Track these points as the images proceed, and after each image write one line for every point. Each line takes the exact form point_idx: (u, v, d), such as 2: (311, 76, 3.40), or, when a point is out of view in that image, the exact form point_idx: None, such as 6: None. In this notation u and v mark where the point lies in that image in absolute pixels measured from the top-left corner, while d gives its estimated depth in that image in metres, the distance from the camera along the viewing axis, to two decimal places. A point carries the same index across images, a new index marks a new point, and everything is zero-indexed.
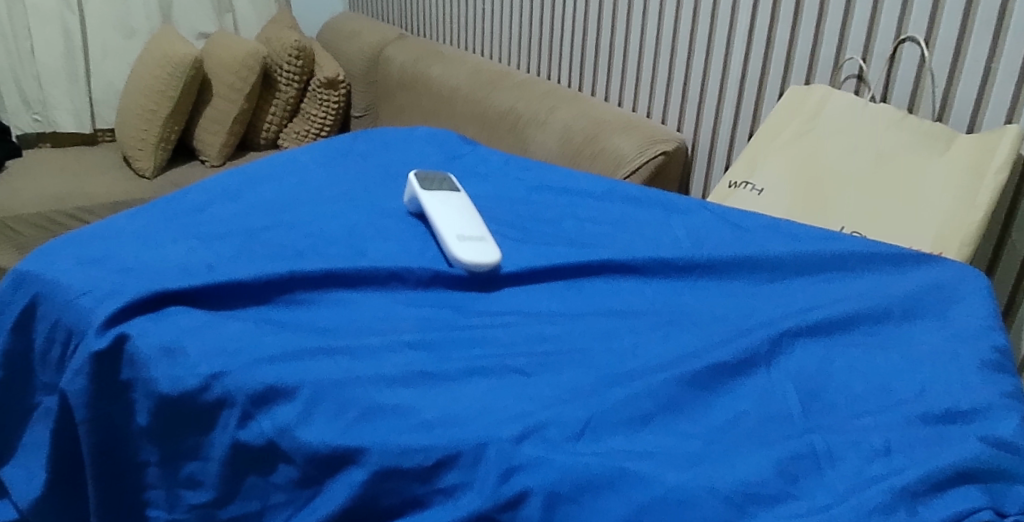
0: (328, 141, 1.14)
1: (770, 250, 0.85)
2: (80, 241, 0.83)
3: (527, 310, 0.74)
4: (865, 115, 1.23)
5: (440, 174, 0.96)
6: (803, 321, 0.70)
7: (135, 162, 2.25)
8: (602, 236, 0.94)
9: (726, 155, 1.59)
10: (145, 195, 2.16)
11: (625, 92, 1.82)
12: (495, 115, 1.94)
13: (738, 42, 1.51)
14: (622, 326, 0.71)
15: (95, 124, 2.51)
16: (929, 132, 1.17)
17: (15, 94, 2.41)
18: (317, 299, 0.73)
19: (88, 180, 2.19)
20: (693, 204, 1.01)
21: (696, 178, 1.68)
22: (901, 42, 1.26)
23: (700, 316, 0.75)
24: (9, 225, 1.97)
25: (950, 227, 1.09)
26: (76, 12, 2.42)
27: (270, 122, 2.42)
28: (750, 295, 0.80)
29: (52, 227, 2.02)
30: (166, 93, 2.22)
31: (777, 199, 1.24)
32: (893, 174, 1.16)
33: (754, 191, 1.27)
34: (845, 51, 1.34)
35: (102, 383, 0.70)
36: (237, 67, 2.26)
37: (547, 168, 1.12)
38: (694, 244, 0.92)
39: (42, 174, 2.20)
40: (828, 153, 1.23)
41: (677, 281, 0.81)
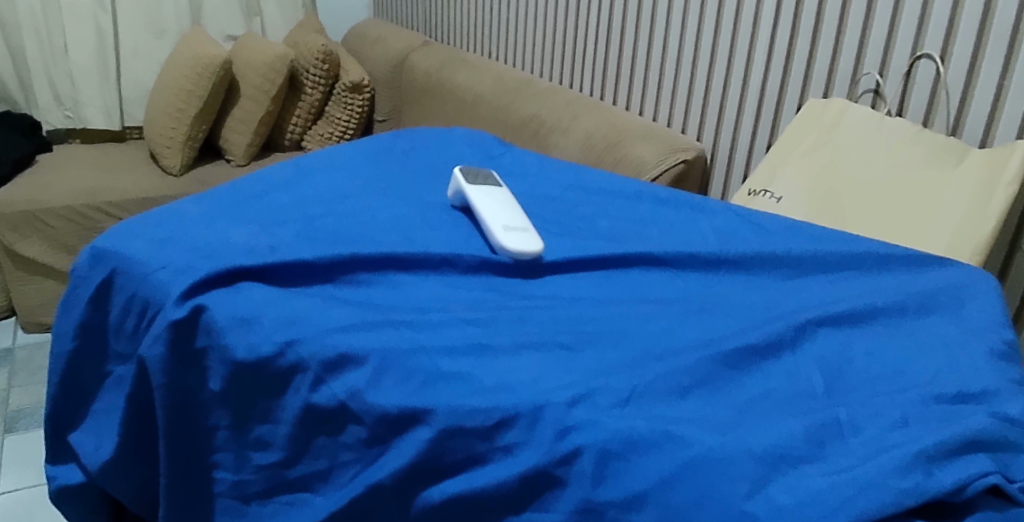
0: (371, 140, 1.22)
1: (791, 250, 0.92)
2: (150, 224, 0.89)
3: (568, 295, 0.81)
4: (883, 128, 1.29)
5: (482, 171, 1.04)
6: (825, 312, 0.77)
7: (163, 159, 2.32)
8: (636, 233, 1.00)
9: (744, 166, 1.66)
10: (176, 192, 2.23)
11: (647, 101, 1.88)
12: (518, 121, 2.01)
13: (759, 54, 1.58)
14: (660, 308, 0.77)
15: (124, 122, 2.62)
16: (943, 147, 1.23)
17: (47, 90, 2.50)
18: (376, 278, 0.79)
19: (118, 175, 2.26)
20: (718, 206, 1.09)
21: (714, 186, 1.74)
22: (917, 59, 1.32)
23: (728, 304, 0.81)
24: (41, 218, 2.05)
25: (962, 235, 1.15)
26: (109, 11, 2.50)
27: (295, 124, 2.50)
28: (774, 289, 0.87)
29: (84, 222, 2.10)
30: (196, 93, 2.29)
31: (795, 206, 1.32)
32: (910, 183, 1.22)
33: (772, 198, 1.34)
34: (862, 66, 1.41)
35: (179, 352, 0.75)
36: (266, 69, 2.33)
37: (579, 174, 1.19)
38: (722, 242, 0.98)
39: (74, 168, 2.28)
40: (845, 163, 1.30)
41: (705, 273, 0.88)
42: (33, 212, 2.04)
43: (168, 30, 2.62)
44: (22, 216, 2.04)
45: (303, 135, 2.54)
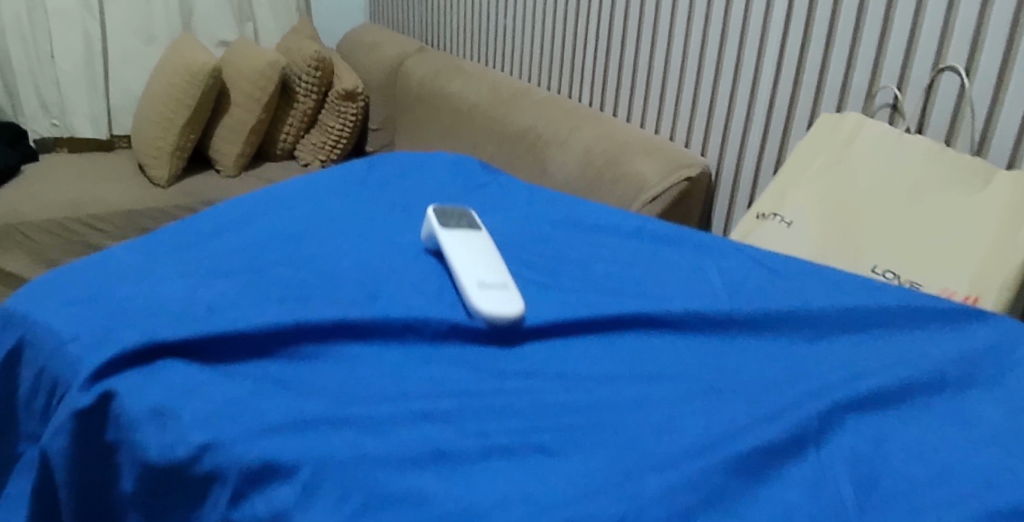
0: (345, 168, 1.12)
1: (808, 306, 0.81)
2: (74, 278, 0.78)
3: (552, 370, 0.68)
4: (901, 147, 1.22)
5: (459, 209, 0.92)
6: (851, 391, 0.66)
7: (151, 170, 2.20)
8: (635, 280, 0.89)
9: (751, 185, 1.55)
10: (162, 204, 2.12)
11: (648, 113, 1.77)
12: (514, 132, 1.89)
13: (768, 65, 1.47)
14: (657, 388, 0.66)
15: (113, 130, 2.51)
16: (966, 166, 1.15)
17: (33, 98, 2.39)
18: (323, 352, 0.67)
19: (103, 187, 2.14)
20: (728, 246, 0.98)
21: (718, 207, 1.64)
22: (940, 71, 1.22)
23: (739, 377, 0.70)
24: (22, 230, 1.91)
25: (987, 270, 1.08)
26: (97, 17, 2.40)
27: (287, 132, 2.38)
28: (789, 353, 0.75)
29: (67, 235, 1.95)
30: (183, 102, 2.18)
31: (807, 231, 1.25)
32: (930, 208, 1.16)
33: (783, 223, 1.27)
34: (879, 79, 1.31)
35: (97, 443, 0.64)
36: (257, 77, 2.22)
37: (569, 205, 1.08)
38: (732, 292, 0.86)
39: (57, 179, 2.16)
40: (862, 185, 1.23)
41: (713, 336, 0.77)
42: (16, 225, 1.92)
43: (159, 37, 2.52)
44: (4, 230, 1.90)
45: (296, 144, 2.42)
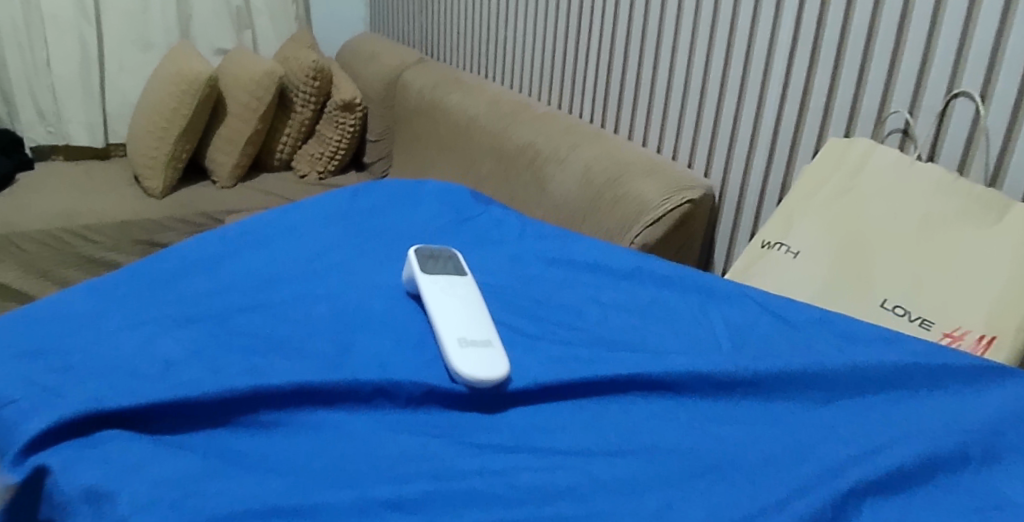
0: (328, 198, 1.07)
1: (817, 362, 0.75)
2: (22, 328, 0.73)
3: (535, 443, 0.63)
4: (910, 175, 1.16)
5: (443, 251, 0.87)
6: (856, 478, 0.62)
7: (144, 181, 2.10)
8: (631, 331, 0.83)
9: (754, 209, 1.49)
10: (157, 214, 2.03)
11: (650, 131, 1.71)
12: (513, 149, 1.83)
13: (774, 85, 1.41)
14: (647, 474, 0.61)
15: (109, 139, 2.45)
16: (979, 198, 1.09)
17: (29, 105, 2.33)
18: (286, 420, 0.63)
19: (97, 196, 2.06)
20: (733, 288, 0.92)
21: (720, 232, 1.59)
22: (954, 97, 1.16)
23: (738, 456, 0.64)
24: (14, 242, 1.85)
25: (1001, 308, 1.02)
26: (93, 24, 2.34)
27: (284, 143, 2.28)
28: (793, 422, 0.69)
29: (61, 247, 1.89)
30: (180, 111, 2.07)
31: (815, 261, 1.19)
32: (941, 240, 1.10)
33: (789, 253, 1.22)
34: (890, 104, 1.24)
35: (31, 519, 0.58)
36: (252, 86, 2.11)
37: (564, 241, 1.02)
38: (737, 346, 0.81)
39: (50, 189, 2.08)
40: (870, 215, 1.17)
41: (718, 400, 0.71)
42: (8, 235, 1.85)
43: (156, 44, 2.46)
44: None
45: (293, 154, 2.31)
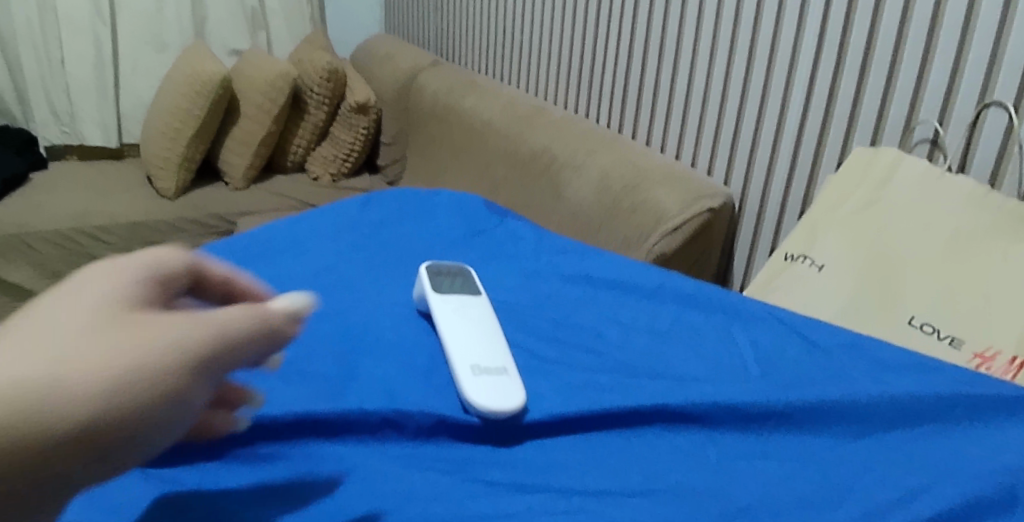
0: (337, 209, 1.06)
1: (849, 392, 0.71)
2: None
3: (553, 483, 0.60)
4: (940, 189, 1.10)
5: (456, 266, 0.84)
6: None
7: (157, 182, 2.06)
8: (653, 356, 0.79)
9: (776, 218, 1.45)
10: (169, 215, 1.98)
11: (669, 138, 1.67)
12: (529, 154, 1.79)
13: (797, 92, 1.36)
14: (673, 518, 0.58)
15: (122, 139, 2.41)
16: (1012, 214, 1.03)
17: (44, 106, 2.32)
18: (285, 454, 0.60)
19: (109, 197, 2.00)
20: (760, 309, 0.87)
21: (740, 241, 1.55)
22: (985, 106, 1.11)
23: (769, 500, 0.61)
24: (26, 241, 1.82)
25: None
26: (109, 24, 2.32)
27: (297, 145, 2.21)
28: (825, 461, 0.66)
29: (72, 247, 1.86)
30: (193, 112, 2.03)
31: (840, 276, 1.14)
32: (972, 258, 1.04)
33: (813, 266, 1.17)
34: (918, 113, 1.20)
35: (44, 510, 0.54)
36: (266, 87, 2.05)
37: (584, 256, 0.98)
38: (764, 372, 0.77)
39: (62, 188, 2.03)
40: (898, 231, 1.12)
41: (746, 434, 0.68)
42: (20, 236, 1.81)
43: (171, 45, 2.44)
44: (7, 239, 1.80)
45: (306, 156, 2.25)
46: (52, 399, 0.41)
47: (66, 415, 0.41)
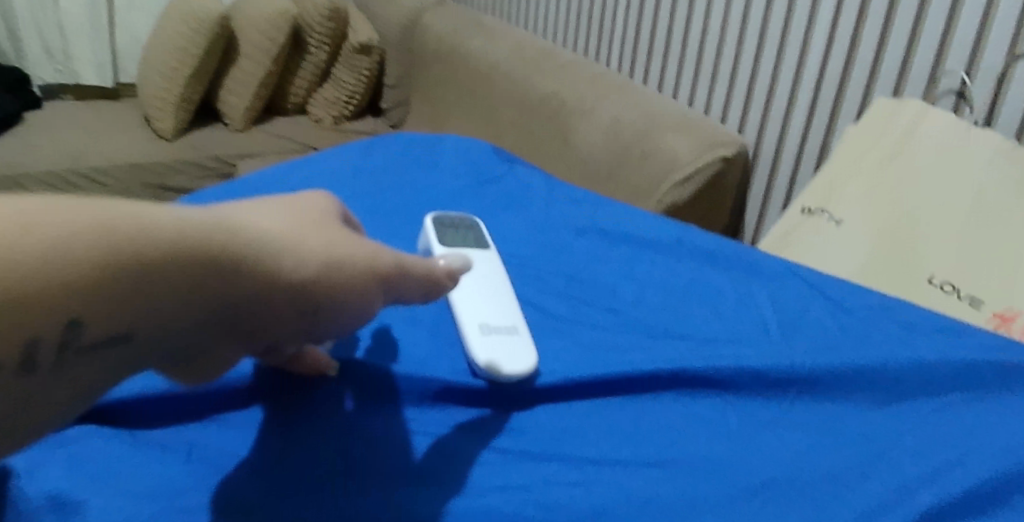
0: (338, 155, 1.04)
1: (876, 356, 0.67)
2: None
3: (561, 454, 0.58)
4: (968, 143, 1.04)
5: (464, 217, 0.80)
6: (930, 503, 0.56)
7: (155, 122, 1.98)
8: (670, 313, 0.75)
9: (792, 168, 1.40)
10: (168, 156, 1.91)
11: (682, 84, 1.61)
12: (536, 99, 1.72)
13: (817, 39, 1.30)
14: (684, 492, 0.56)
15: (118, 78, 2.34)
16: None
17: (36, 41, 2.22)
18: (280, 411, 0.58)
19: (105, 136, 1.92)
20: (782, 266, 0.82)
21: (754, 191, 1.49)
22: (1016, 58, 1.05)
23: (790, 472, 0.58)
24: (20, 183, 1.76)
25: None
26: None
27: (298, 86, 2.13)
28: (849, 431, 0.62)
29: (68, 188, 1.81)
30: (190, 50, 1.95)
31: (861, 233, 1.08)
32: (999, 216, 0.99)
33: (832, 222, 1.10)
34: (944, 63, 1.14)
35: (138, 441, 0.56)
36: (264, 25, 1.96)
37: (596, 208, 0.93)
38: (786, 334, 0.73)
39: (57, 126, 1.94)
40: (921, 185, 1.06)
41: (768, 400, 0.64)
42: (14, 177, 1.76)
43: None
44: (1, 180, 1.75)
45: (308, 98, 2.17)
46: (287, 251, 0.47)
47: (296, 265, 0.47)
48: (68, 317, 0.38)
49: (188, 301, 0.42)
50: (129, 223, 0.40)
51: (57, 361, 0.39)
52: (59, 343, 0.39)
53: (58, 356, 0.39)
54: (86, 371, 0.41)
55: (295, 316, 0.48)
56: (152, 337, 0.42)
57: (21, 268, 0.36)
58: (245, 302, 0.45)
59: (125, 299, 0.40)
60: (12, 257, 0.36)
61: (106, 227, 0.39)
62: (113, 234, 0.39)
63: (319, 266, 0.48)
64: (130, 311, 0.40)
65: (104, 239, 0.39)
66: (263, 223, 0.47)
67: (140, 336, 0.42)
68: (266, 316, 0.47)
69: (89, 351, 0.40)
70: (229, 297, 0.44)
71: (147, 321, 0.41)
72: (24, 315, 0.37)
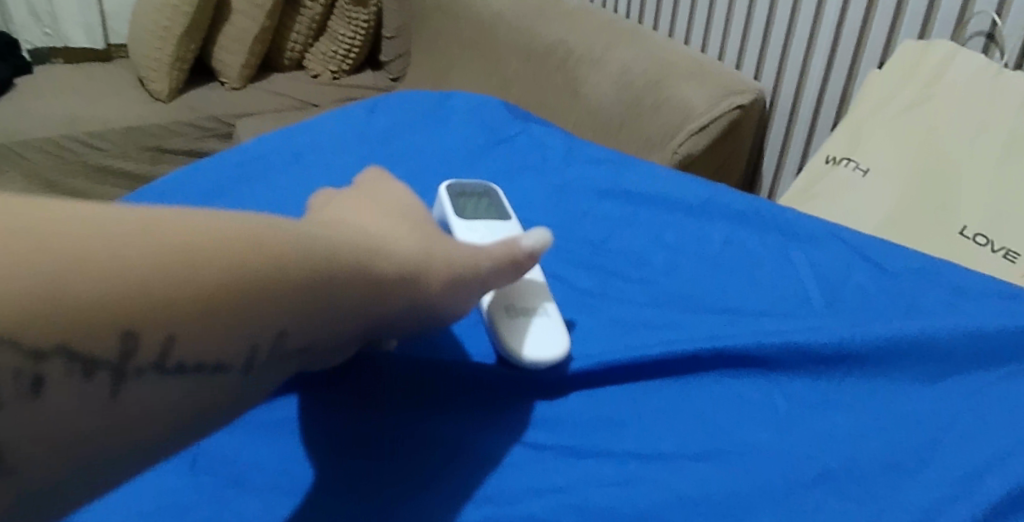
0: (341, 116, 0.99)
1: (927, 325, 0.61)
2: None
3: (593, 450, 0.56)
4: (1003, 89, 0.97)
5: (481, 184, 0.75)
6: (1002, 490, 0.52)
7: (149, 83, 1.87)
8: (703, 282, 0.71)
9: (811, 115, 1.34)
10: (165, 119, 1.84)
11: (693, 30, 1.52)
12: (543, 48, 1.63)
13: None
14: (731, 489, 0.53)
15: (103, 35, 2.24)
16: None
17: None
18: (331, 409, 0.58)
19: (98, 100, 1.84)
20: (819, 226, 0.77)
21: (770, 142, 1.43)
22: None
23: (848, 463, 0.54)
24: (15, 150, 1.71)
25: None
26: None
27: (294, 41, 2.01)
28: (902, 408, 0.58)
29: (65, 154, 1.75)
30: (180, 8, 1.82)
31: (893, 181, 1.00)
32: None
33: (858, 171, 1.03)
34: (974, 3, 1.08)
35: (250, 429, 0.58)
36: None
37: (616, 166, 0.88)
38: (828, 303, 0.68)
39: (47, 90, 1.85)
40: (951, 131, 0.99)
41: (818, 379, 0.60)
42: (8, 144, 1.71)
43: None
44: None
45: (305, 52, 2.05)
46: (431, 264, 0.52)
47: (441, 274, 0.53)
48: (281, 326, 0.42)
49: (358, 319, 0.47)
50: (322, 244, 0.44)
51: (264, 363, 0.43)
52: (271, 348, 0.43)
53: (267, 359, 0.43)
54: (271, 378, 0.45)
55: (422, 325, 0.54)
56: (328, 343, 0.47)
57: (260, 275, 0.41)
58: (396, 314, 0.50)
59: (318, 309, 0.44)
60: (252, 267, 0.40)
61: (309, 245, 0.43)
62: (313, 252, 0.43)
63: (447, 281, 0.53)
64: (317, 320, 0.44)
65: (313, 253, 0.43)
66: (407, 241, 0.51)
67: (315, 345, 0.46)
68: (398, 323, 0.51)
69: (286, 356, 0.44)
70: (379, 313, 0.48)
71: (325, 334, 0.46)
72: (256, 323, 0.41)
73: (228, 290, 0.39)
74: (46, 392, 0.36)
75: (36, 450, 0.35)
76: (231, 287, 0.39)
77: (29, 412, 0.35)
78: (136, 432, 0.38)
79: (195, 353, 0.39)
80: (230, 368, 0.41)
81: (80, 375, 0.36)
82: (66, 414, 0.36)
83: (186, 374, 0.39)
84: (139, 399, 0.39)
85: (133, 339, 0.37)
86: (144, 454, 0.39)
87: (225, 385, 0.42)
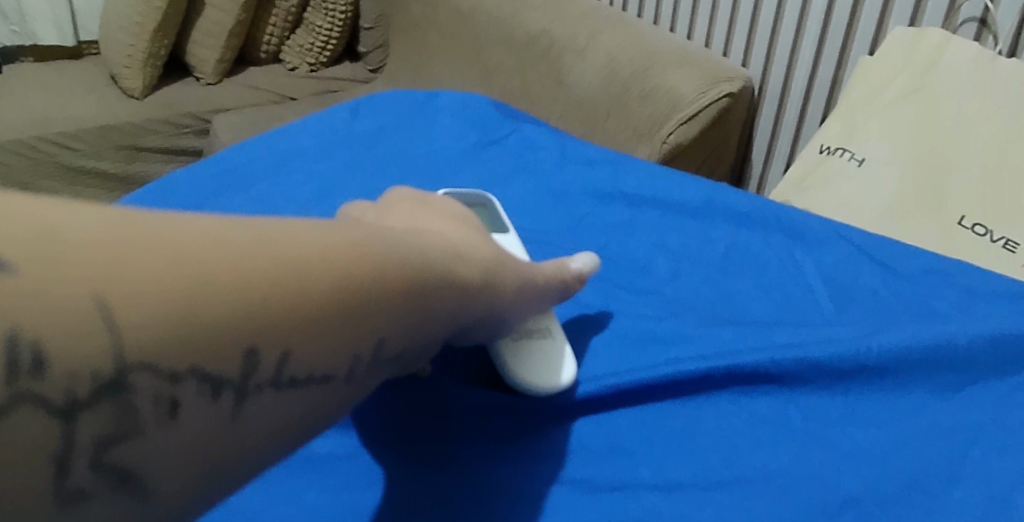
0: (323, 120, 0.94)
1: (940, 331, 0.58)
2: None
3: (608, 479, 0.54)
4: (1000, 78, 0.93)
5: (477, 196, 0.70)
6: None
7: (122, 81, 1.81)
8: (711, 290, 0.68)
9: (802, 102, 1.31)
10: (140, 118, 1.77)
11: (678, 17, 1.49)
12: (526, 37, 1.58)
13: None
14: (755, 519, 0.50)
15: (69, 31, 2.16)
16: None
17: None
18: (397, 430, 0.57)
19: (69, 99, 1.77)
20: (827, 226, 0.73)
21: (760, 130, 1.40)
22: None
23: (877, 486, 0.52)
24: None
25: None
26: None
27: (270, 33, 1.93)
28: (921, 423, 0.55)
29: (37, 156, 1.70)
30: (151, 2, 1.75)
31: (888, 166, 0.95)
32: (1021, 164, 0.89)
33: (853, 161, 0.98)
34: None
35: (323, 456, 0.56)
36: None
37: (610, 166, 0.84)
38: (840, 309, 0.66)
39: (14, 90, 1.78)
40: (946, 120, 0.95)
41: (833, 395, 0.57)
42: None
43: None
44: None
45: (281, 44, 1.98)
46: (504, 269, 0.52)
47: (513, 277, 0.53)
48: (380, 334, 0.41)
49: (444, 323, 0.46)
50: (417, 258, 0.44)
51: (366, 369, 0.42)
52: (369, 358, 0.42)
53: (369, 365, 0.42)
54: (369, 385, 0.44)
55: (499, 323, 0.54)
56: (415, 350, 0.45)
57: (368, 293, 0.40)
58: (472, 319, 0.50)
59: (410, 319, 0.43)
60: (357, 285, 0.39)
61: (396, 253, 0.42)
62: (398, 260, 0.42)
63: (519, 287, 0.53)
64: (416, 323, 0.44)
65: (404, 260, 0.43)
66: (482, 244, 0.51)
67: (408, 351, 0.45)
68: (481, 323, 0.51)
69: (385, 361, 0.43)
70: (470, 316, 0.49)
71: (418, 337, 0.45)
72: (360, 333, 0.40)
73: (345, 299, 0.39)
74: (180, 413, 0.35)
75: (177, 474, 0.35)
76: (341, 297, 0.39)
77: (167, 433, 0.34)
78: (259, 449, 0.38)
79: (308, 366, 0.38)
80: (336, 377, 0.41)
81: (210, 396, 0.35)
82: (193, 437, 0.35)
83: (300, 388, 0.39)
84: (261, 416, 0.38)
85: (255, 357, 0.36)
86: (249, 466, 0.38)
87: (335, 392, 0.41)
